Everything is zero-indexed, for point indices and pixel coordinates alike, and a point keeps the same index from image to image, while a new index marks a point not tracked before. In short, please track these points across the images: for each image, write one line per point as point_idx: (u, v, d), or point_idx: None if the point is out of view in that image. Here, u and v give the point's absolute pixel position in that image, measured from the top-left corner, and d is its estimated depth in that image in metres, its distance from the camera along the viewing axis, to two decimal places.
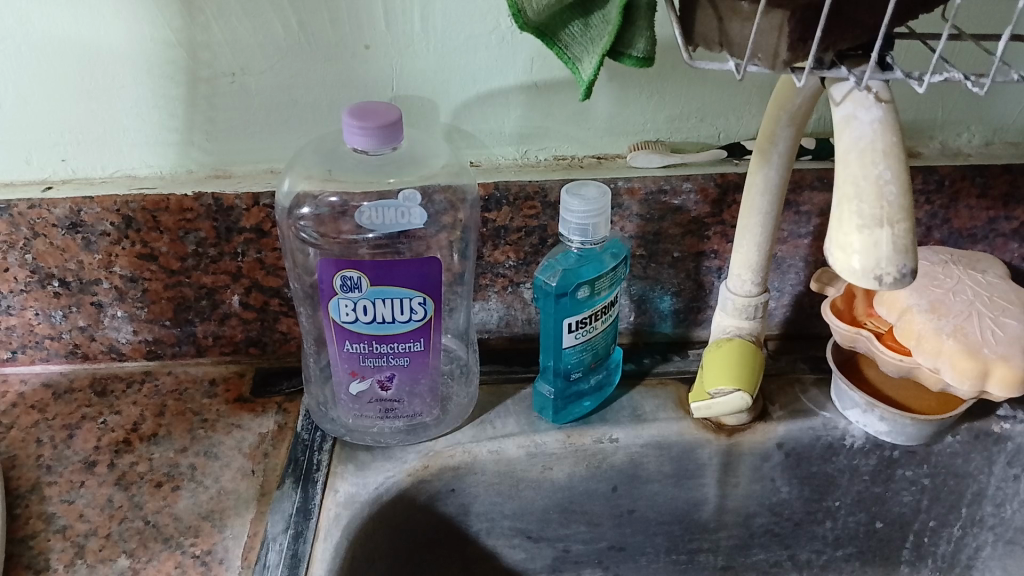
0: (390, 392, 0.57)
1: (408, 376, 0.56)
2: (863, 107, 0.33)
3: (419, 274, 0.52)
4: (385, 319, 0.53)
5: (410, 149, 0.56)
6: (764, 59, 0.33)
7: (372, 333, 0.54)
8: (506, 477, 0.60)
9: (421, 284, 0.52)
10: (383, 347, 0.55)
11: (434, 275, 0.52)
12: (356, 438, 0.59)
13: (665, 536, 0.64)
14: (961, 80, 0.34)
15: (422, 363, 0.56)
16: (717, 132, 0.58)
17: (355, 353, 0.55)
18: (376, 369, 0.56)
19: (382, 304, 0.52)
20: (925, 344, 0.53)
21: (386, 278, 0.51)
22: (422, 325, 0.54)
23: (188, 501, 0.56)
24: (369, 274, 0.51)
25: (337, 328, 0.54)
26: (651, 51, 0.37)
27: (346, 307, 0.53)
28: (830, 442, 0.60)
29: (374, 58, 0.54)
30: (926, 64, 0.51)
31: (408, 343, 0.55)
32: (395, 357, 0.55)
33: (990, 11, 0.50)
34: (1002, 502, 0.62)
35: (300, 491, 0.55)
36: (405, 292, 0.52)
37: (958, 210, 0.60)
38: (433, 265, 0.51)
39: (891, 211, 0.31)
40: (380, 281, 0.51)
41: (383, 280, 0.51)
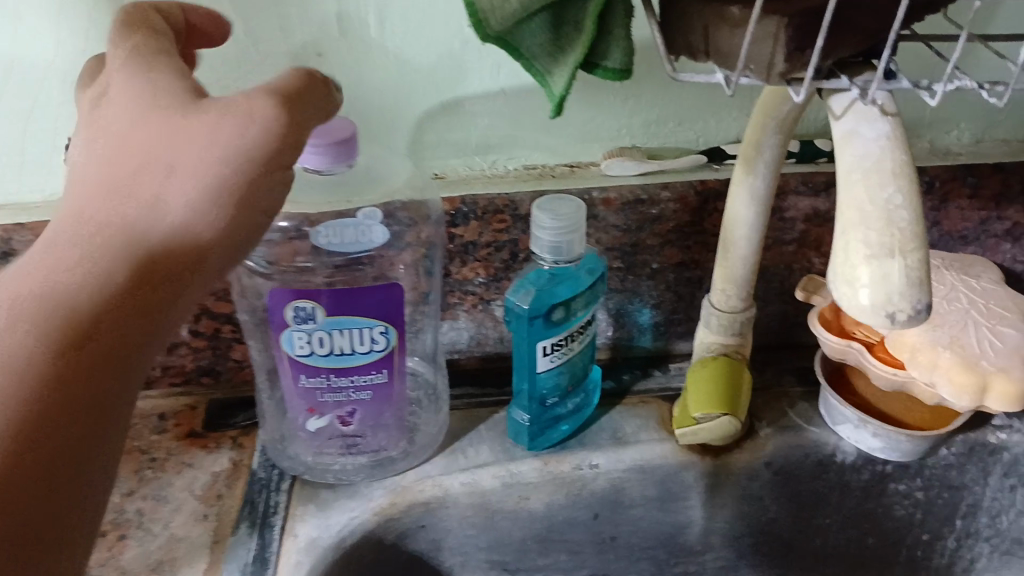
0: (352, 428, 0.53)
1: (370, 409, 0.52)
2: (866, 121, 0.29)
3: (381, 302, 0.48)
4: (343, 351, 0.49)
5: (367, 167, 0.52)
6: (759, 71, 0.29)
7: (330, 366, 0.50)
8: (480, 509, 0.56)
9: (383, 312, 0.48)
10: (342, 382, 0.50)
11: (397, 302, 0.48)
12: (316, 476, 0.55)
13: (649, 561, 0.61)
14: (977, 88, 0.31)
15: (387, 394, 0.52)
16: (695, 137, 0.55)
17: (312, 388, 0.50)
18: (336, 404, 0.52)
19: (339, 335, 0.48)
20: (920, 357, 0.50)
21: (341, 308, 0.47)
22: (385, 356, 0.50)
23: (136, 551, 0.52)
24: (322, 302, 0.47)
25: (292, 361, 0.49)
26: (628, 61, 0.34)
27: (299, 341, 0.48)
28: (821, 459, 0.58)
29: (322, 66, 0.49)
30: (931, 70, 0.48)
31: (369, 375, 0.50)
32: (356, 391, 0.51)
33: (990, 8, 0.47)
34: (997, 513, 0.59)
35: (256, 537, 0.51)
36: (364, 322, 0.48)
37: (948, 211, 0.57)
38: (398, 290, 0.48)
39: (903, 240, 0.27)
40: (338, 311, 0.47)
41: (341, 310, 0.47)
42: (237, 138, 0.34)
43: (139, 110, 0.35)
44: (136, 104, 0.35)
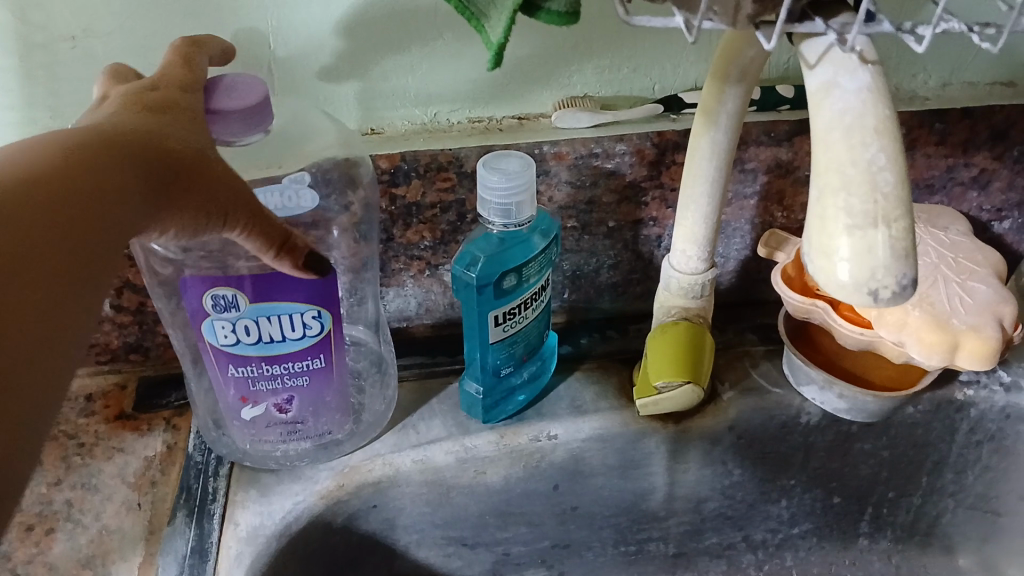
0: (290, 415, 0.49)
1: (308, 394, 0.49)
2: (846, 72, 0.26)
3: (312, 285, 0.44)
4: (273, 338, 0.45)
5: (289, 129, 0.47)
6: (723, 13, 0.26)
7: (261, 354, 0.46)
8: (434, 486, 0.53)
9: (312, 295, 0.44)
10: (275, 370, 0.47)
11: (329, 284, 0.44)
12: (256, 461, 0.52)
13: (612, 529, 0.59)
14: (964, 31, 0.28)
15: (326, 378, 0.48)
16: (651, 84, 0.51)
17: (242, 377, 0.47)
18: (270, 392, 0.48)
19: (267, 323, 0.44)
20: (889, 316, 0.48)
21: (268, 293, 0.43)
22: (323, 341, 0.46)
23: (64, 546, 0.48)
24: (243, 290, 0.43)
25: (216, 351, 0.45)
26: (575, 3, 0.30)
27: (222, 331, 0.44)
28: (785, 421, 0.56)
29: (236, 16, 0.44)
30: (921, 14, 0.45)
31: (305, 360, 0.47)
32: (291, 377, 0.47)
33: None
34: (963, 469, 0.57)
35: (194, 527, 0.48)
36: (293, 308, 0.44)
37: (915, 159, 0.55)
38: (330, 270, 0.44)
39: (887, 207, 0.24)
40: (262, 298, 0.43)
41: (265, 296, 0.43)
42: (247, 201, 0.37)
43: (176, 108, 0.37)
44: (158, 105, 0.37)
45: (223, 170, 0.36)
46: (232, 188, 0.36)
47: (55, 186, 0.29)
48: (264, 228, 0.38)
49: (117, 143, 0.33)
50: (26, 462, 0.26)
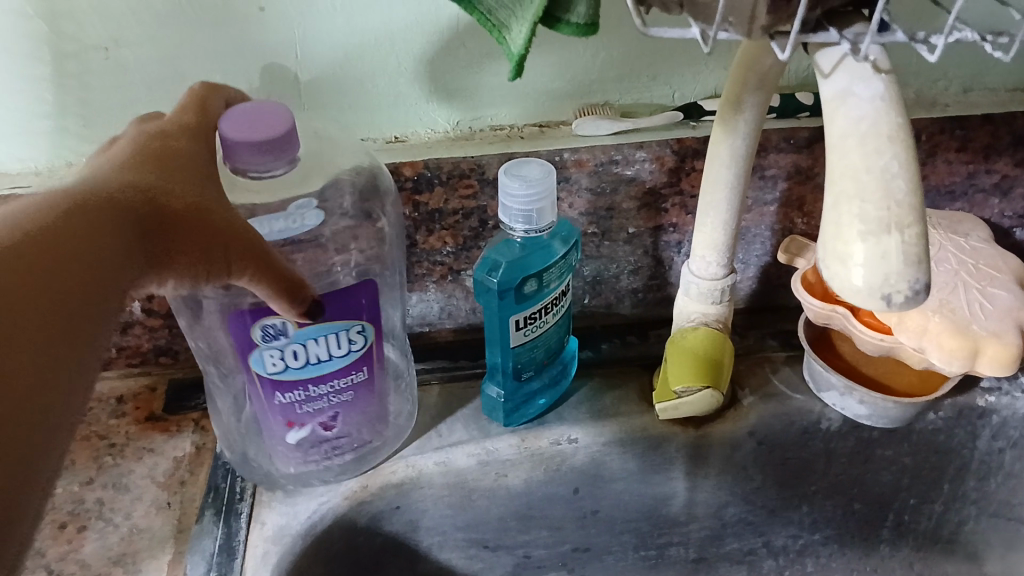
0: (333, 431, 0.50)
1: (349, 409, 0.50)
2: (861, 81, 0.26)
3: (355, 302, 0.45)
4: (320, 359, 0.46)
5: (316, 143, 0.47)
6: (738, 24, 0.26)
7: (308, 376, 0.47)
8: (456, 488, 0.54)
9: (357, 310, 0.46)
10: (321, 389, 0.48)
11: (371, 296, 0.46)
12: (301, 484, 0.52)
13: (632, 533, 0.58)
14: (978, 41, 0.28)
15: (368, 391, 0.50)
16: (671, 92, 0.51)
17: (289, 401, 0.47)
18: (315, 413, 0.49)
19: (315, 344, 0.45)
20: (908, 323, 0.48)
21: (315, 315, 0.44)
22: (364, 355, 0.48)
23: (96, 544, 0.49)
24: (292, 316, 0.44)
25: (265, 380, 0.46)
26: (595, 14, 0.31)
27: (272, 359, 0.45)
28: (805, 426, 0.56)
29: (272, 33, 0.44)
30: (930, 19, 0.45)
31: (349, 377, 0.48)
32: (336, 394, 0.48)
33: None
34: (986, 476, 0.57)
35: (222, 525, 0.49)
36: (339, 326, 0.45)
37: (935, 165, 0.55)
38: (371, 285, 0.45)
39: (901, 213, 0.25)
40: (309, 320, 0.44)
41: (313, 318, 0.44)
42: (251, 243, 0.37)
43: (185, 157, 0.39)
44: (168, 154, 0.39)
45: (226, 214, 0.37)
46: (233, 230, 0.37)
47: (60, 234, 0.31)
48: (271, 268, 0.38)
49: (118, 193, 0.35)
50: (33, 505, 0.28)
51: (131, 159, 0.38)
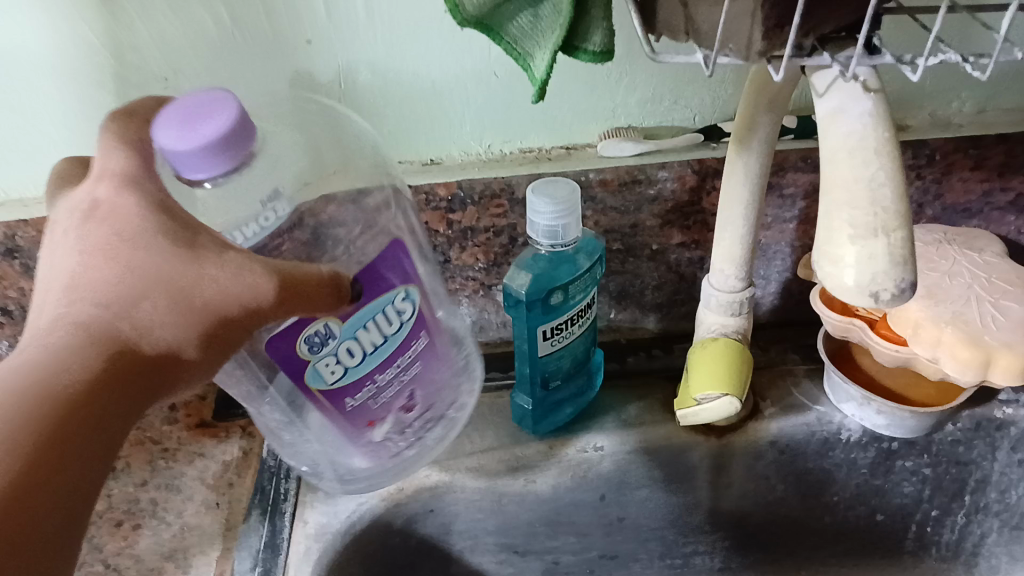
0: (409, 412, 0.50)
1: (406, 387, 0.48)
2: (851, 99, 0.29)
3: (389, 273, 0.43)
4: (377, 345, 0.44)
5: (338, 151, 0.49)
6: (737, 49, 0.29)
7: (369, 369, 0.45)
8: (488, 492, 0.57)
9: (393, 277, 0.43)
10: (387, 378, 0.46)
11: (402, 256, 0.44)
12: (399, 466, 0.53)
13: (658, 542, 0.60)
14: (961, 63, 0.30)
15: (430, 352, 0.49)
16: (692, 115, 0.54)
17: (359, 404, 0.46)
18: (390, 401, 0.48)
19: (370, 331, 0.43)
20: (924, 334, 0.50)
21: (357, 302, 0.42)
22: (416, 325, 0.46)
23: (150, 540, 0.53)
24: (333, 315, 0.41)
25: (331, 392, 0.44)
26: (610, 42, 0.34)
27: (338, 368, 0.43)
28: (826, 437, 0.58)
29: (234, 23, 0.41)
30: (916, 43, 0.47)
31: (412, 350, 0.46)
32: (404, 372, 0.47)
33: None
34: (1007, 487, 0.58)
35: (267, 524, 0.52)
36: (383, 305, 0.43)
37: (951, 183, 0.57)
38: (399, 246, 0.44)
39: (887, 218, 0.27)
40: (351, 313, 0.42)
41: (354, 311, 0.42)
42: (269, 293, 0.35)
43: (120, 235, 0.35)
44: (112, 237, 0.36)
45: (207, 278, 0.35)
46: (222, 295, 0.35)
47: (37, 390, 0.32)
48: (299, 300, 0.36)
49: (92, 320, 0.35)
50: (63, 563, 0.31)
51: (81, 269, 0.35)
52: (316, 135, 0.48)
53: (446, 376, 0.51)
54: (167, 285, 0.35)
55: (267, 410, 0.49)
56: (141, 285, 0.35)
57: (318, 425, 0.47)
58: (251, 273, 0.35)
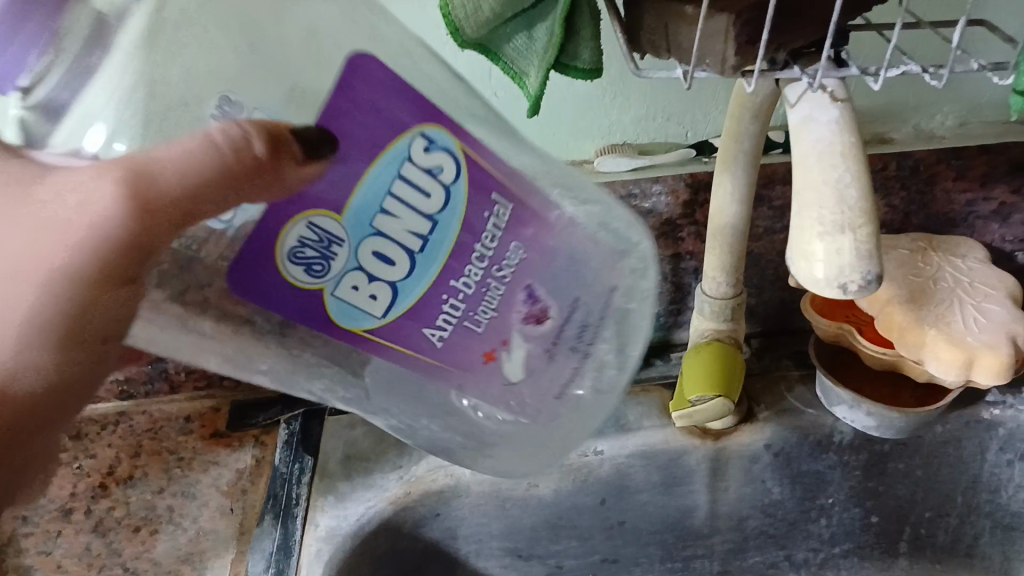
0: (546, 326, 0.41)
1: (566, 287, 0.41)
2: (820, 108, 0.32)
3: (366, 117, 0.32)
4: (421, 233, 0.34)
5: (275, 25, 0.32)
6: (714, 64, 0.32)
7: (428, 280, 0.35)
8: (492, 497, 0.58)
9: (378, 132, 0.32)
10: (473, 283, 0.37)
11: (370, 80, 0.32)
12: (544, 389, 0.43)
13: (659, 545, 0.62)
14: (921, 73, 0.33)
15: (525, 224, 0.38)
16: (685, 131, 0.57)
17: (458, 333, 0.38)
18: (502, 307, 0.39)
19: (396, 210, 0.33)
20: (908, 337, 0.52)
21: (343, 180, 0.32)
22: (472, 185, 0.35)
23: (166, 545, 0.54)
24: (313, 207, 0.32)
25: (396, 324, 0.36)
26: (598, 59, 0.36)
27: (378, 286, 0.34)
28: (819, 439, 0.59)
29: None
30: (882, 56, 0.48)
31: (489, 222, 0.36)
32: (494, 269, 0.37)
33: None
34: (997, 488, 0.60)
35: (280, 527, 0.54)
36: (399, 160, 0.33)
37: (935, 194, 0.59)
38: (360, 61, 0.31)
39: (853, 215, 0.30)
40: (345, 194, 0.32)
41: (347, 188, 0.32)
42: (129, 214, 0.32)
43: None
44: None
45: (47, 239, 0.33)
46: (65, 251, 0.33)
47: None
48: (202, 198, 0.31)
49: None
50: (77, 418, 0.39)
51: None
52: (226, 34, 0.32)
53: (576, 261, 0.41)
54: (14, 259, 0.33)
55: (381, 403, 0.44)
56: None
57: (460, 391, 0.42)
58: (98, 200, 0.32)
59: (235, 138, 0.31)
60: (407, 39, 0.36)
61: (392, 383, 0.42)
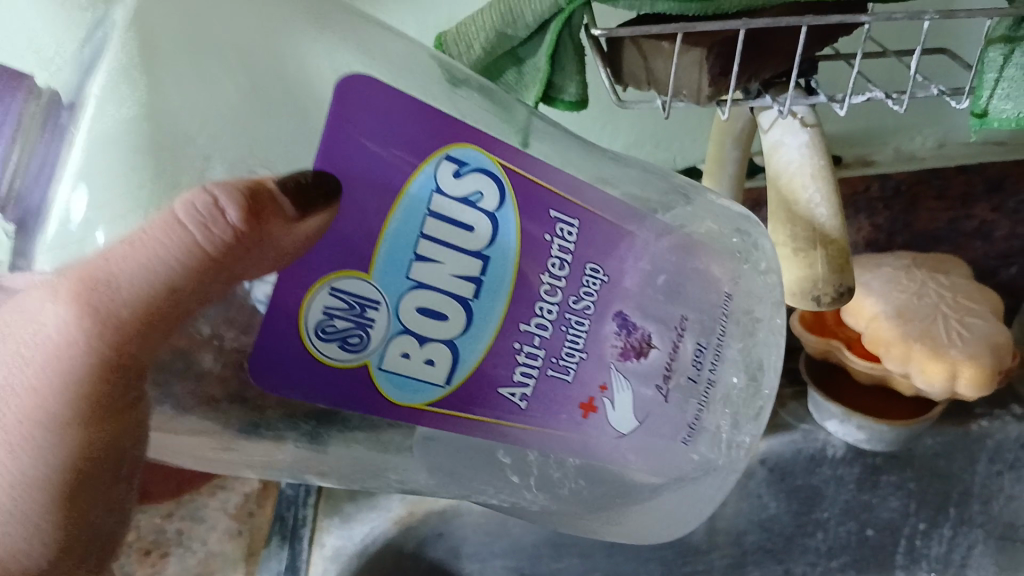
0: (651, 357, 0.37)
1: (669, 305, 0.38)
2: (791, 133, 0.37)
3: (374, 149, 0.29)
4: (479, 273, 0.31)
5: (264, 70, 0.33)
6: (689, 95, 0.34)
7: (505, 329, 0.32)
8: (493, 516, 0.59)
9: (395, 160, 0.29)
10: (548, 324, 0.33)
11: (373, 105, 0.29)
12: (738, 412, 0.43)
13: (659, 561, 0.63)
14: (883, 99, 0.36)
15: (599, 235, 0.35)
16: (673, 157, 0.58)
17: (551, 380, 0.34)
18: (591, 343, 0.35)
19: (435, 253, 0.30)
20: (894, 351, 0.53)
21: (363, 234, 0.29)
22: (523, 207, 0.32)
23: None
24: (330, 269, 0.29)
25: (478, 381, 0.32)
26: (583, 93, 0.39)
27: (433, 350, 0.31)
28: (813, 454, 0.61)
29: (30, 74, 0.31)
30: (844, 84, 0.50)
31: (555, 245, 0.33)
32: (571, 301, 0.34)
33: (951, 25, 0.48)
34: (988, 499, 0.62)
35: (287, 547, 0.57)
36: (426, 197, 0.30)
37: (918, 213, 0.61)
38: (354, 84, 0.29)
39: (825, 233, 0.36)
40: (372, 237, 0.29)
41: (371, 231, 0.29)
42: (139, 308, 0.29)
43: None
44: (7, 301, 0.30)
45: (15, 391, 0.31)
46: (39, 389, 0.31)
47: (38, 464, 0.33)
48: (178, 294, 0.29)
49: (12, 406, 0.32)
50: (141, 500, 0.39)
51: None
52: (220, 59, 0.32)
53: (665, 285, 0.38)
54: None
55: (480, 483, 0.41)
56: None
57: (541, 451, 0.37)
58: (59, 333, 0.30)
59: (200, 211, 0.28)
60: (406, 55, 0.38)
61: (459, 448, 0.37)
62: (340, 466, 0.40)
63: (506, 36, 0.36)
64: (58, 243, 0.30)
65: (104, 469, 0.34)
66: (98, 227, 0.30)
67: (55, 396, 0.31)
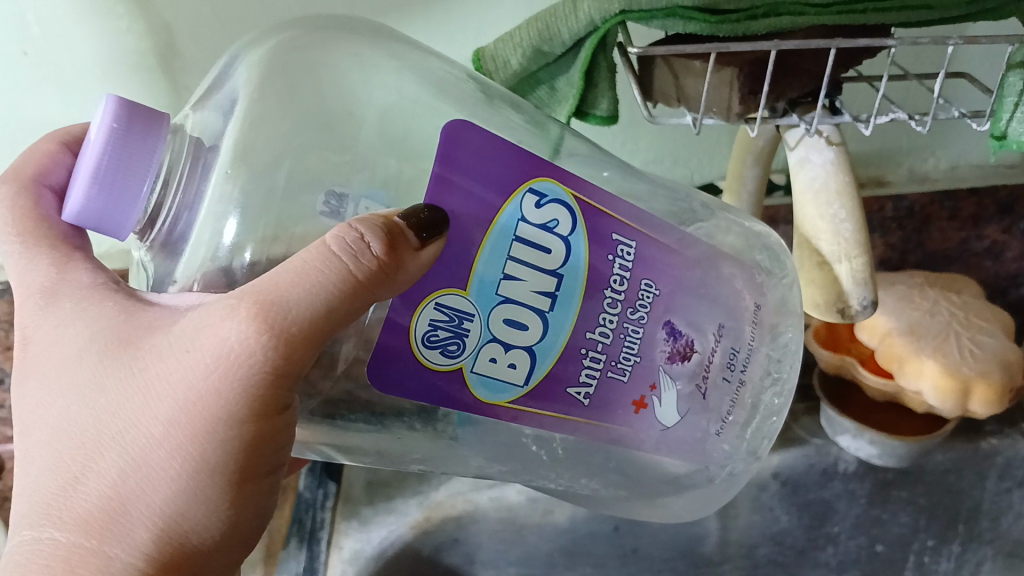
0: (693, 361, 0.39)
1: (709, 314, 0.39)
2: (816, 151, 0.39)
3: (471, 186, 0.32)
4: (552, 290, 0.34)
5: (352, 108, 0.36)
6: (719, 112, 0.36)
7: (570, 340, 0.35)
8: (509, 523, 0.61)
9: (487, 193, 0.33)
10: (609, 332, 0.36)
11: (471, 146, 0.32)
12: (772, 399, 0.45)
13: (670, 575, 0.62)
14: (906, 119, 0.37)
15: (657, 253, 0.37)
16: (690, 174, 0.59)
17: (606, 388, 0.36)
18: (645, 348, 0.37)
19: (520, 273, 0.33)
20: (908, 367, 0.54)
21: (456, 257, 0.32)
22: (591, 230, 0.35)
23: None
24: (437, 288, 0.32)
25: (545, 388, 0.35)
26: (614, 108, 0.40)
27: (515, 354, 0.34)
28: (825, 468, 0.62)
29: (183, 120, 0.36)
30: (870, 106, 0.51)
31: (616, 264, 0.35)
32: (629, 311, 0.36)
33: (963, 52, 0.50)
34: (997, 515, 0.62)
35: (305, 549, 0.58)
36: (513, 226, 0.33)
37: (930, 233, 0.63)
38: (456, 131, 0.32)
39: (848, 246, 0.38)
40: (464, 259, 0.32)
41: (463, 253, 0.32)
42: (302, 342, 0.29)
43: (82, 356, 0.31)
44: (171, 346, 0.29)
45: (177, 431, 0.30)
46: (214, 397, 0.29)
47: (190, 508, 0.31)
48: (335, 321, 0.29)
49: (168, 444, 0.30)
50: (232, 553, 0.33)
51: (47, 426, 0.31)
52: (310, 90, 0.36)
53: (708, 289, 0.39)
54: (156, 428, 0.30)
55: (545, 471, 0.42)
56: (112, 428, 0.30)
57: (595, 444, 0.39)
58: (241, 345, 0.28)
59: (349, 245, 0.29)
60: (452, 70, 0.40)
61: (499, 434, 0.38)
62: (389, 452, 0.41)
63: (541, 54, 0.38)
64: (209, 261, 0.34)
65: (263, 478, 0.32)
66: (246, 248, 0.34)
67: (233, 405, 0.29)
